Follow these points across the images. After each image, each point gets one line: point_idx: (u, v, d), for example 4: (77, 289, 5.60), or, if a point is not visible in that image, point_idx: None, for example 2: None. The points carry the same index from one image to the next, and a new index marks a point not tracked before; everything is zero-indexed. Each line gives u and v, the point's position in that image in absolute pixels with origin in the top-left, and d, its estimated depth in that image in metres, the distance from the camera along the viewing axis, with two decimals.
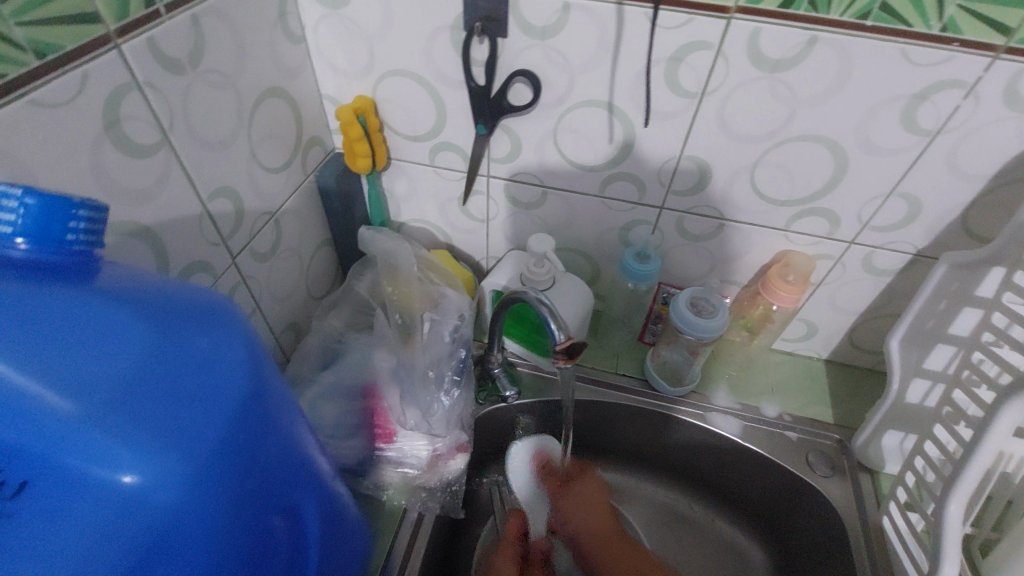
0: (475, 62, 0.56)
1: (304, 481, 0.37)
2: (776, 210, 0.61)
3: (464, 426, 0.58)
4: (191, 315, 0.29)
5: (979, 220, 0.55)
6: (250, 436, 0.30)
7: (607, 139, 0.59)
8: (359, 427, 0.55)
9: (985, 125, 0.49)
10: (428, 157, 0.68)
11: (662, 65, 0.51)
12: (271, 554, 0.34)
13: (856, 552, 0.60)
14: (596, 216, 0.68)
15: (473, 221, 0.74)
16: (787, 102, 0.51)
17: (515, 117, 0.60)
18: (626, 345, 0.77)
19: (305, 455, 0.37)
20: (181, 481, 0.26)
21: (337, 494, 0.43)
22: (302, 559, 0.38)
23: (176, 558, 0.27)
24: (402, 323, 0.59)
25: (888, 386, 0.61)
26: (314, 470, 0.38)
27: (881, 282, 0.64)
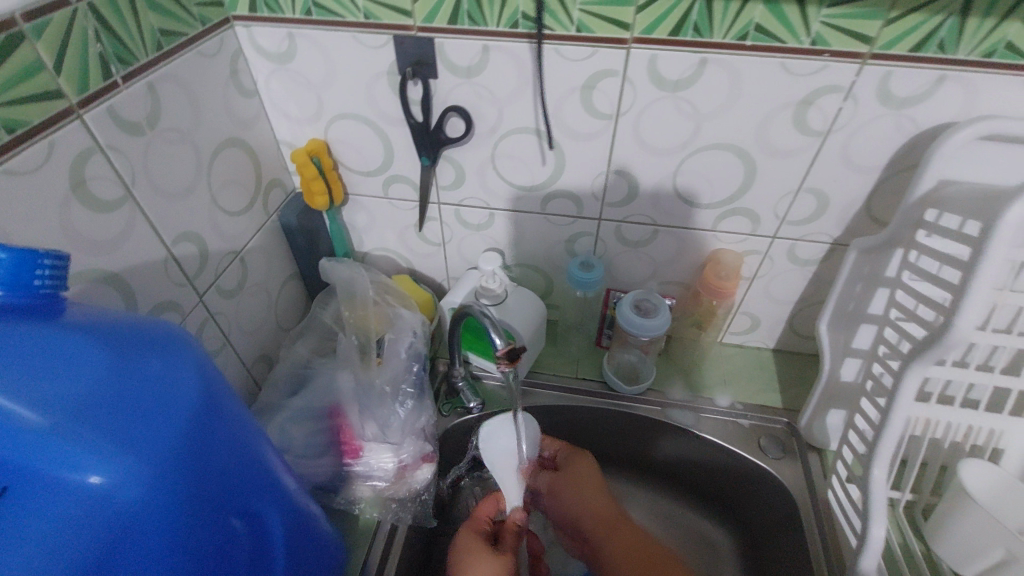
0: (412, 101, 0.62)
1: (264, 488, 0.40)
2: (702, 213, 0.66)
3: (428, 437, 0.62)
4: (148, 342, 0.33)
5: (880, 208, 0.61)
6: (204, 443, 0.34)
7: (540, 161, 0.65)
8: (327, 446, 0.59)
9: (867, 123, 0.54)
10: (382, 190, 0.73)
11: (578, 92, 0.57)
12: (233, 556, 0.37)
13: (806, 526, 0.64)
14: (542, 231, 0.73)
15: (430, 245, 0.79)
16: (692, 116, 0.57)
17: (455, 148, 0.65)
18: (585, 350, 0.82)
19: (265, 464, 0.41)
20: (142, 482, 0.30)
21: (303, 503, 0.47)
22: (267, 562, 0.42)
23: (139, 552, 0.31)
24: (361, 345, 0.62)
25: (822, 367, 0.66)
26: (276, 480, 0.42)
27: (807, 271, 0.70)
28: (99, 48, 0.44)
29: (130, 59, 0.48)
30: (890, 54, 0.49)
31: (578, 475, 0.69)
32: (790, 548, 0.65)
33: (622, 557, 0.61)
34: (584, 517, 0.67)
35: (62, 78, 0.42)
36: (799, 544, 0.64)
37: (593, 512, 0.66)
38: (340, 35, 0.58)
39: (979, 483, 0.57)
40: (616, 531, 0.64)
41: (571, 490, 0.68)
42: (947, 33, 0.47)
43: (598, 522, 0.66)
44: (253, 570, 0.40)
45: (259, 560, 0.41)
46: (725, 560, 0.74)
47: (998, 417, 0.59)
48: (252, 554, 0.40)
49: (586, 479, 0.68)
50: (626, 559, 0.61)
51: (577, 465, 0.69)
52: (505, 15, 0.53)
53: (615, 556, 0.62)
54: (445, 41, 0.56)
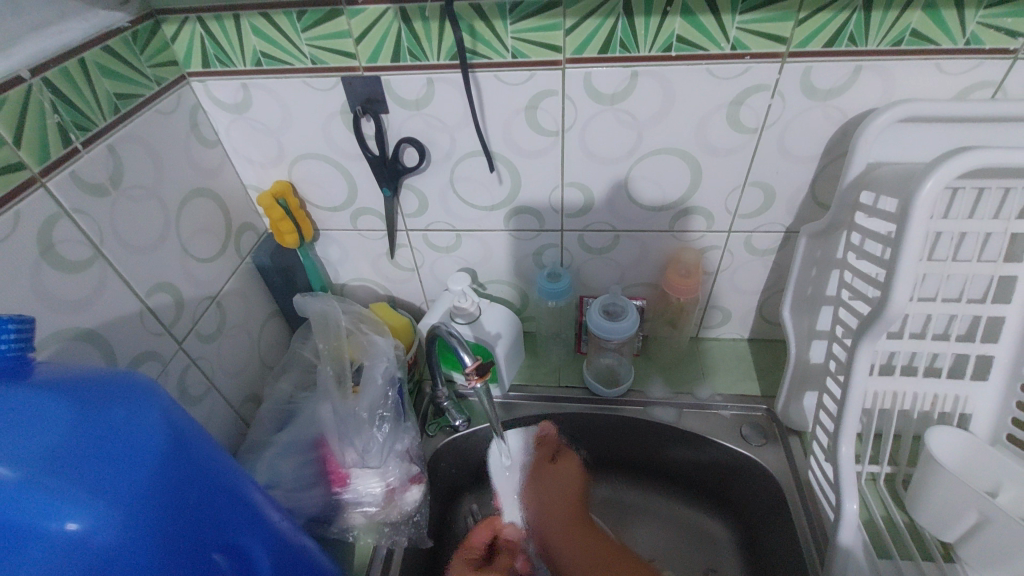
0: (368, 137, 0.64)
1: (245, 522, 0.42)
2: (657, 215, 0.69)
3: (413, 458, 0.64)
4: (114, 392, 0.35)
5: (824, 193, 0.64)
6: (175, 483, 0.35)
7: (497, 181, 0.67)
8: (316, 478, 0.60)
9: (798, 116, 0.57)
10: (351, 223, 0.75)
11: (523, 112, 0.60)
12: None
13: (793, 509, 0.65)
14: (509, 248, 0.75)
15: (404, 271, 0.81)
16: (633, 125, 0.60)
17: (415, 176, 0.68)
18: (565, 358, 0.83)
19: (245, 499, 0.42)
20: (115, 523, 0.32)
21: (290, 535, 0.48)
22: None
23: None
24: (337, 374, 0.62)
25: (790, 351, 0.68)
26: (257, 513, 0.43)
27: (767, 261, 0.72)
28: (57, 119, 0.47)
29: (89, 125, 0.50)
30: (807, 51, 0.53)
31: (567, 472, 0.79)
32: (782, 533, 0.66)
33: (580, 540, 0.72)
34: (558, 514, 0.75)
35: (23, 150, 0.44)
36: (788, 527, 0.65)
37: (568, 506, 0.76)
38: (292, 82, 0.61)
39: (949, 450, 0.59)
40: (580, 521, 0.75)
41: (554, 490, 0.77)
42: (855, 26, 0.50)
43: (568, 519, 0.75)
44: None
45: None
46: (725, 555, 0.73)
47: (961, 382, 0.60)
48: None
49: (571, 480, 0.79)
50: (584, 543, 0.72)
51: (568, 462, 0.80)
52: (444, 49, 0.56)
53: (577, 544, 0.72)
54: (391, 78, 0.59)
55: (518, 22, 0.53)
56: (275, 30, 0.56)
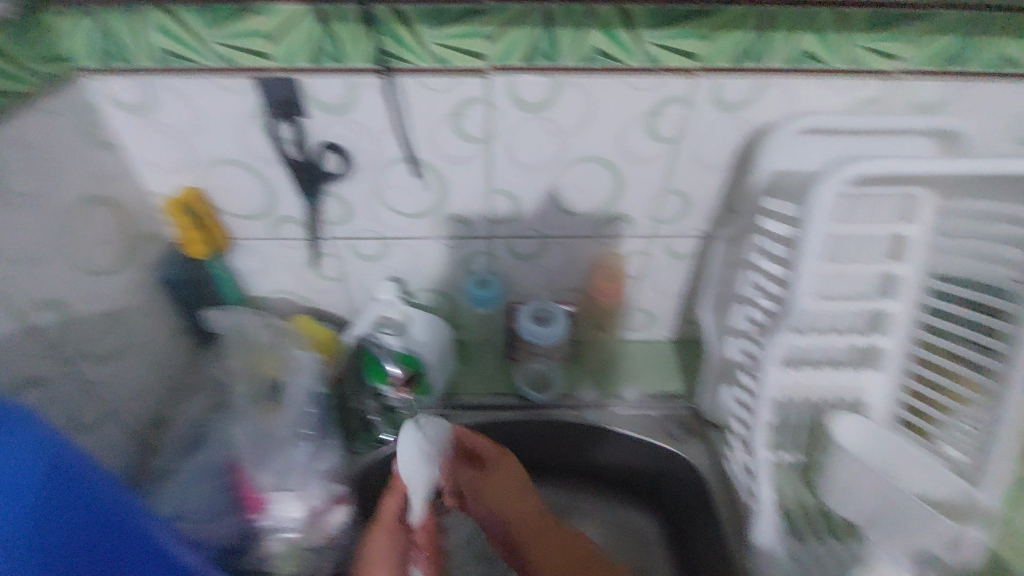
0: (286, 141, 0.62)
1: (139, 553, 0.38)
2: (584, 222, 0.70)
3: (339, 478, 0.61)
4: None
5: (735, 200, 0.68)
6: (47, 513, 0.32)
7: (424, 188, 0.66)
8: (229, 504, 0.56)
9: (708, 127, 0.61)
10: (269, 231, 0.71)
11: (449, 119, 0.60)
12: None
13: (716, 499, 0.68)
14: (438, 255, 0.74)
15: (328, 282, 0.77)
16: (557, 134, 0.61)
17: (338, 183, 0.66)
18: (498, 366, 0.83)
19: (144, 527, 0.38)
20: None
21: None
22: None
23: None
24: (254, 393, 0.60)
25: (709, 350, 0.71)
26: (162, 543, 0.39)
27: (686, 264, 0.76)
28: None
29: None
30: (716, 67, 0.56)
31: (509, 486, 0.63)
32: (707, 524, 0.69)
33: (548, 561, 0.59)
34: (516, 523, 0.62)
35: None
36: (712, 517, 0.68)
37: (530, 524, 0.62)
38: (200, 82, 0.57)
39: (850, 435, 0.63)
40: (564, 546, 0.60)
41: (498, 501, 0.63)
42: (756, 46, 0.55)
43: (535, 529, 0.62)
44: None
45: None
46: (656, 550, 0.75)
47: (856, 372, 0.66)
48: None
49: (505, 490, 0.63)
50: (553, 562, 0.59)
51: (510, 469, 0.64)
52: (366, 52, 0.55)
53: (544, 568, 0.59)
54: (311, 81, 0.57)
55: (442, 28, 0.53)
56: (180, 25, 0.53)
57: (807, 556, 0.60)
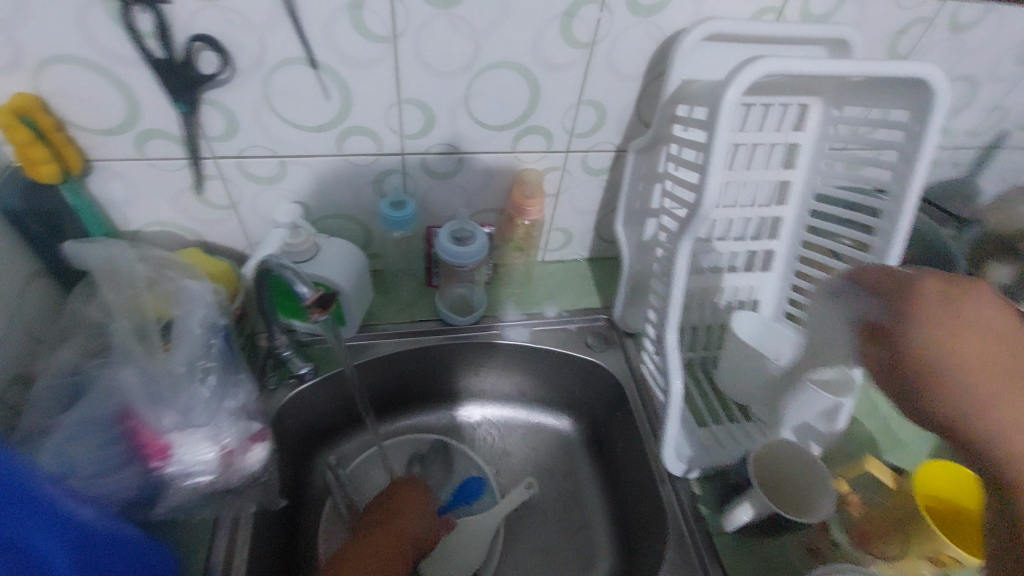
0: (145, 34, 0.51)
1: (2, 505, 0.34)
2: (500, 135, 0.68)
3: (252, 415, 0.56)
4: None
5: (647, 112, 0.68)
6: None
7: (323, 96, 0.59)
8: (122, 457, 0.48)
9: (622, 33, 0.60)
10: (136, 150, 0.60)
11: (347, 12, 0.53)
12: None
13: (630, 397, 0.72)
14: (344, 175, 0.68)
15: (217, 210, 0.68)
16: (469, 34, 0.57)
17: (219, 89, 0.57)
18: (417, 293, 0.80)
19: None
20: None
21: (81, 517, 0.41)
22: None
23: None
24: (137, 330, 0.52)
25: (624, 263, 0.74)
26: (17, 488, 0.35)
27: (601, 181, 0.76)
28: None
29: None
30: None
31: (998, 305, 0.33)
32: (620, 422, 0.74)
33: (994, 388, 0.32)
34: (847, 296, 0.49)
35: None
36: (625, 414, 0.73)
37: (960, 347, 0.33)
38: None
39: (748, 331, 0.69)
40: (1010, 369, 0.32)
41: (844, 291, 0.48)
42: None
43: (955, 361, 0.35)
44: None
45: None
46: (576, 449, 0.80)
47: (753, 274, 0.72)
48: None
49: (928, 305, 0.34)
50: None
51: (934, 292, 0.35)
52: None
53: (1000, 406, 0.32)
54: None
55: None
56: None
57: (709, 438, 0.67)
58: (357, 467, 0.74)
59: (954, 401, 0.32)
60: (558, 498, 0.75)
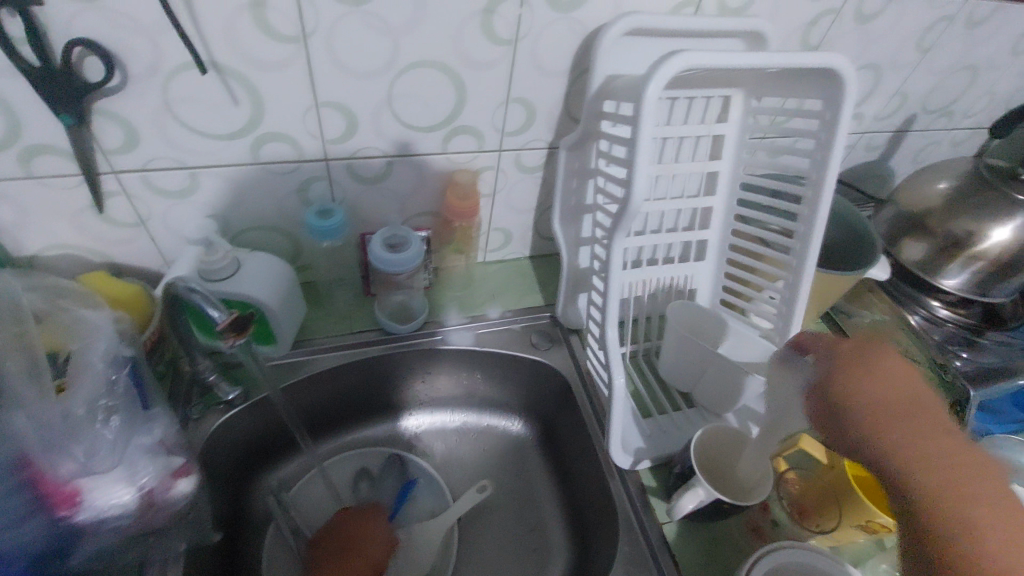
0: (16, 40, 0.46)
1: None
2: (428, 136, 0.65)
3: (172, 448, 0.53)
4: None
5: (577, 109, 0.68)
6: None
7: (231, 102, 0.55)
8: (22, 511, 0.42)
9: (544, 29, 0.59)
10: (20, 168, 0.55)
11: (248, 11, 0.50)
12: None
13: (577, 394, 0.72)
14: (264, 185, 0.64)
15: (124, 228, 0.63)
16: (385, 33, 0.55)
17: (111, 98, 0.52)
18: (355, 303, 0.77)
19: None
20: None
21: None
22: None
23: None
24: (29, 369, 0.45)
25: (563, 260, 0.73)
26: None
27: (536, 178, 0.75)
28: None
29: None
30: None
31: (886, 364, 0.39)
32: (568, 418, 0.74)
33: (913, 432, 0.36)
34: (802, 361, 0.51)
35: None
36: (573, 411, 0.73)
37: (880, 404, 0.37)
38: None
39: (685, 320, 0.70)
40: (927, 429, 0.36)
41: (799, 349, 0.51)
42: None
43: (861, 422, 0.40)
44: None
45: None
46: (527, 448, 0.79)
47: (688, 264, 0.73)
48: None
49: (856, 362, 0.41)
50: (936, 463, 0.34)
51: (851, 357, 0.40)
52: None
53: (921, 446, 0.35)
54: None
55: None
56: None
57: (655, 428, 0.68)
58: (300, 488, 0.71)
59: (888, 451, 0.36)
60: (506, 498, 0.75)
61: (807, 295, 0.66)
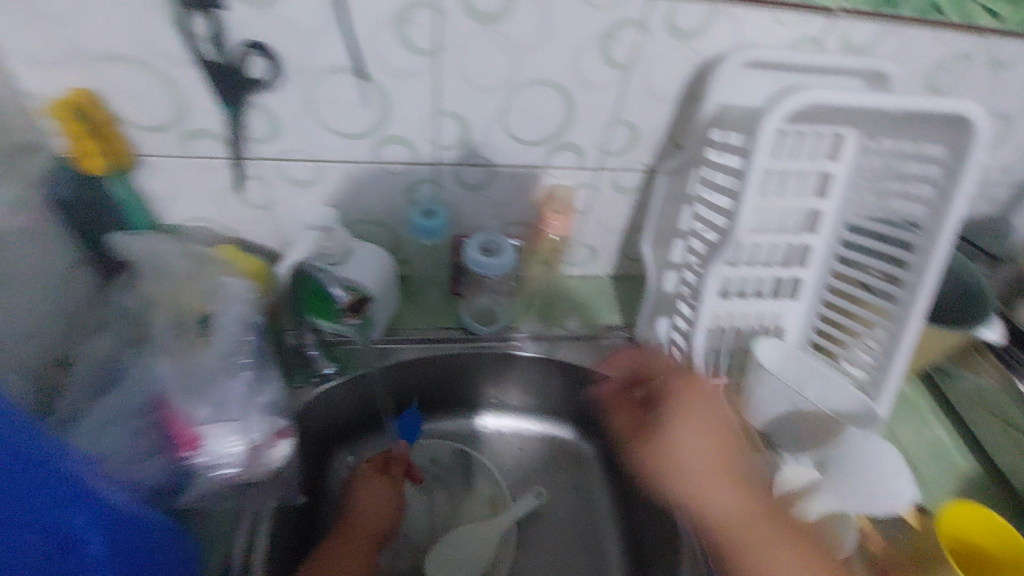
0: (200, 38, 0.54)
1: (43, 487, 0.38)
2: (533, 150, 0.68)
3: (279, 412, 0.57)
4: None
5: (681, 135, 0.69)
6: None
7: (364, 105, 0.61)
8: (155, 445, 0.50)
9: (660, 56, 0.60)
10: (182, 148, 0.63)
11: (393, 25, 0.55)
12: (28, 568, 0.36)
13: (649, 419, 0.72)
14: (378, 182, 0.69)
15: (254, 210, 0.70)
16: (509, 51, 0.58)
17: (266, 93, 0.59)
18: (441, 302, 0.81)
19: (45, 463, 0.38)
20: None
21: (108, 500, 0.44)
22: (72, 554, 0.40)
23: None
24: (178, 323, 0.55)
25: (649, 283, 0.74)
26: (56, 475, 0.39)
27: (629, 200, 0.77)
28: None
29: None
30: None
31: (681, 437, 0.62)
32: (636, 440, 0.74)
33: (710, 486, 0.60)
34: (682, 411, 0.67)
35: None
36: (642, 434, 0.73)
37: (700, 483, 0.60)
38: None
39: (773, 358, 0.68)
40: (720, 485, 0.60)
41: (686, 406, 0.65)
42: None
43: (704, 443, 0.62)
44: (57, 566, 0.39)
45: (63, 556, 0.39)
46: (590, 465, 0.80)
47: (779, 301, 0.72)
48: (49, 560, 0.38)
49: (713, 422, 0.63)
50: (724, 511, 0.59)
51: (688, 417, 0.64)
52: None
53: (715, 503, 0.59)
54: None
55: None
56: None
57: None
58: None
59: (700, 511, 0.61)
60: (564, 509, 0.75)
61: (910, 348, 0.62)
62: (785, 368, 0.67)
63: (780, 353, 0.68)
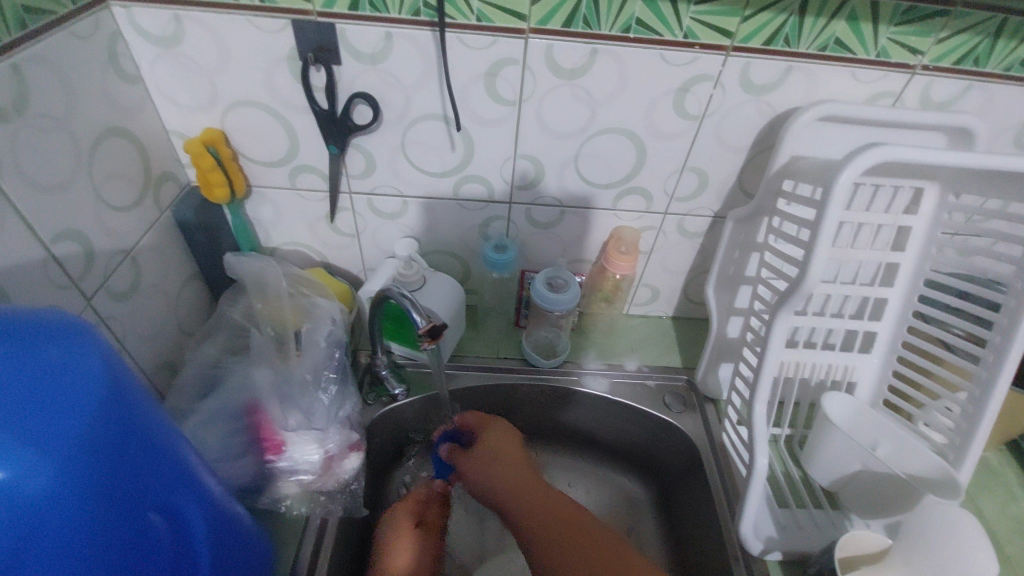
0: (316, 88, 0.61)
1: (177, 479, 0.38)
2: (603, 192, 0.72)
3: (352, 425, 0.62)
4: (55, 331, 0.31)
5: (750, 183, 0.70)
6: (110, 454, 0.32)
7: (450, 147, 0.67)
8: (247, 445, 0.55)
9: (734, 108, 0.63)
10: (289, 181, 0.71)
11: (482, 78, 0.60)
12: (152, 556, 0.36)
13: (707, 465, 0.71)
14: (455, 217, 0.75)
15: (343, 237, 0.77)
16: (587, 102, 0.62)
17: (365, 135, 0.65)
18: (504, 332, 0.85)
19: (178, 455, 0.39)
20: (55, 466, 0.29)
21: (217, 492, 0.45)
22: (187, 555, 0.40)
23: (51, 546, 0.29)
24: (276, 338, 0.61)
25: (712, 327, 0.74)
26: (186, 469, 0.40)
27: (695, 243, 0.78)
28: None
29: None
30: (749, 47, 0.57)
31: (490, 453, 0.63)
32: (692, 486, 0.73)
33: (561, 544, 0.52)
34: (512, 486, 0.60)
35: None
36: (698, 481, 0.72)
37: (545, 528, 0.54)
38: (233, 20, 0.56)
39: (841, 414, 0.66)
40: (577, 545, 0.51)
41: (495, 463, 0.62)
42: (790, 29, 0.56)
43: (533, 498, 0.57)
44: (174, 566, 0.38)
45: (180, 556, 0.39)
46: (642, 509, 0.79)
47: (849, 354, 0.70)
48: (171, 553, 0.38)
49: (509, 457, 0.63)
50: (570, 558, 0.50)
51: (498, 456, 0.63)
52: (406, 4, 0.55)
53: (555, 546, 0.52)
54: (348, 26, 0.56)
55: None
56: None
57: (790, 520, 0.64)
58: None
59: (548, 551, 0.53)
60: None
61: (996, 415, 0.59)
62: (856, 425, 0.65)
63: (849, 408, 0.66)
